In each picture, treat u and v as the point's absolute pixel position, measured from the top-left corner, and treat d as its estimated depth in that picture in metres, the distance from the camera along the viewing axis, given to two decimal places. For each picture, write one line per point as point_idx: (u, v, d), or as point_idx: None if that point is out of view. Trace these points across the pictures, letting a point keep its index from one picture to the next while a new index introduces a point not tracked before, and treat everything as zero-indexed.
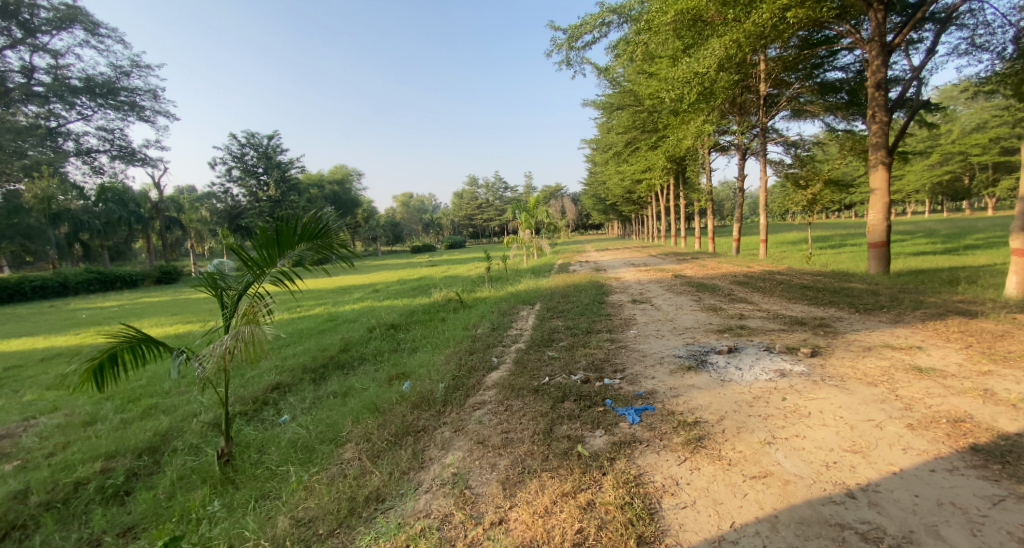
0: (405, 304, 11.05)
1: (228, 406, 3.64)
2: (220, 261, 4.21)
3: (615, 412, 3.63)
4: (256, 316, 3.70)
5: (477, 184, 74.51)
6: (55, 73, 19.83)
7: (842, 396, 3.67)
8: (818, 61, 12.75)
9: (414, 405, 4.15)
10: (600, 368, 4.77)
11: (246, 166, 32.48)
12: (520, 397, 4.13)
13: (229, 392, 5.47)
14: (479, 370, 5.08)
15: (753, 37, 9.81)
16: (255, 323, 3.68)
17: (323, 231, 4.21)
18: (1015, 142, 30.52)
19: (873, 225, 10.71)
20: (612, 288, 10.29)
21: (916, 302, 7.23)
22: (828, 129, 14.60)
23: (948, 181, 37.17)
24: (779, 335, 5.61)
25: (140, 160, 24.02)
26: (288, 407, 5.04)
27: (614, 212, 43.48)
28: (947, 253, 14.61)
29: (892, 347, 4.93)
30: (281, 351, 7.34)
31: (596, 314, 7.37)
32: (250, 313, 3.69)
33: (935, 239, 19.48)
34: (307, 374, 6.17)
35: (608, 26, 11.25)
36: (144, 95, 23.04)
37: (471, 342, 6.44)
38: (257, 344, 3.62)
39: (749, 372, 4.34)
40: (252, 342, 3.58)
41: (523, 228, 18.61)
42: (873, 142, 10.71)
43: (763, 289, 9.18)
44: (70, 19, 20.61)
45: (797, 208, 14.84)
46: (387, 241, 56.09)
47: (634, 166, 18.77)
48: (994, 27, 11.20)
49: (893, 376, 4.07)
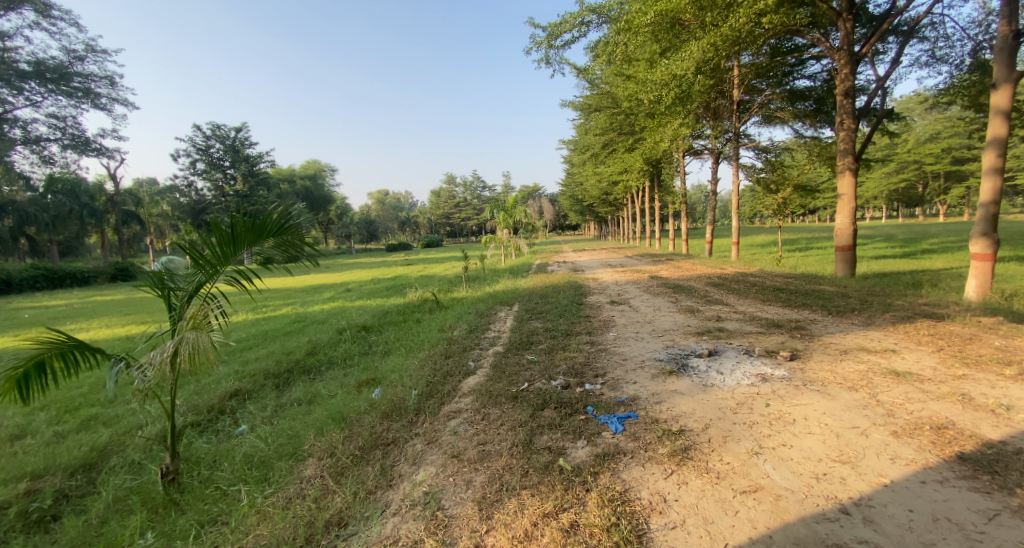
0: (378, 304, 10.70)
1: (174, 419, 3.32)
2: (170, 258, 3.87)
3: (597, 420, 3.47)
4: (204, 321, 3.37)
5: (454, 183, 73.97)
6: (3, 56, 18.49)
7: (825, 402, 3.60)
8: (788, 68, 12.98)
9: (384, 414, 3.89)
10: (580, 372, 4.61)
11: (211, 159, 31.17)
12: (498, 405, 3.91)
13: (181, 399, 5.09)
14: (455, 375, 4.85)
15: (730, 41, 9.82)
16: (202, 329, 3.33)
17: (286, 227, 3.85)
18: (965, 153, 32.17)
19: (840, 228, 10.96)
20: (590, 289, 10.21)
21: (885, 305, 7.36)
22: (797, 135, 14.93)
23: (904, 188, 38.93)
24: (757, 338, 5.58)
25: (95, 149, 22.70)
26: (247, 416, 4.71)
27: (590, 213, 43.70)
28: (907, 257, 15.15)
29: (868, 351, 4.94)
30: (243, 355, 6.93)
31: (575, 316, 7.23)
32: (197, 318, 3.33)
33: (894, 244, 20.23)
34: (271, 380, 5.81)
35: (587, 25, 11.15)
36: (101, 82, 21.72)
37: (446, 345, 6.19)
38: (206, 352, 3.28)
39: (730, 376, 4.25)
40: (200, 350, 3.24)
41: (500, 228, 18.46)
42: (841, 148, 10.94)
43: (738, 290, 9.23)
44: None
45: (768, 212, 15.20)
46: (361, 239, 55.08)
47: (611, 168, 18.81)
48: (953, 40, 11.62)
49: (872, 381, 4.03)
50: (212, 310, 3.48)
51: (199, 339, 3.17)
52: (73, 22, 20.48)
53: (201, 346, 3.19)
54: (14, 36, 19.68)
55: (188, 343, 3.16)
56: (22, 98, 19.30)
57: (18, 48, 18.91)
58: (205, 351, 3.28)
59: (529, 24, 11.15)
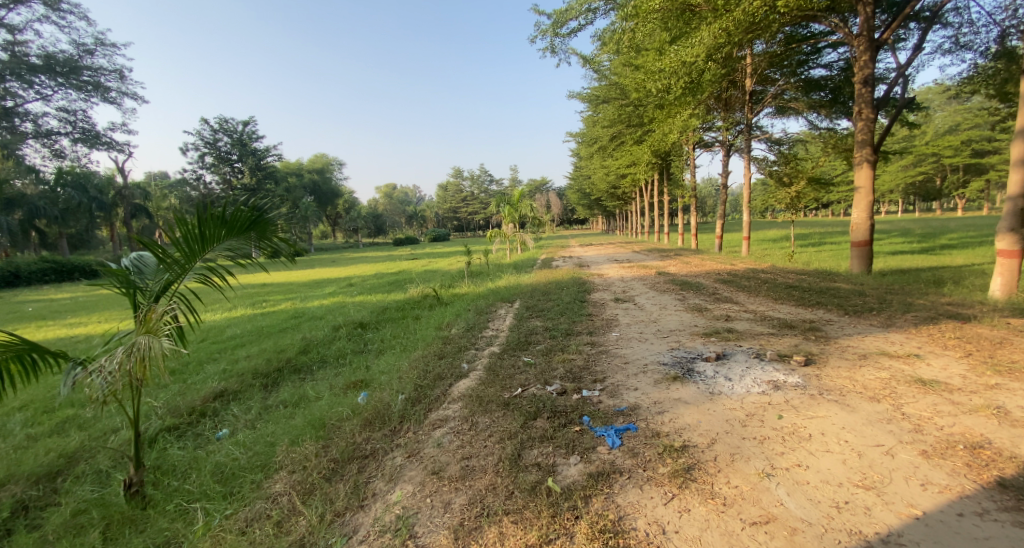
0: (377, 300, 10.46)
1: (137, 428, 3.09)
2: (138, 254, 3.68)
3: (592, 433, 3.19)
4: (160, 326, 3.07)
5: (462, 176, 73.70)
6: (13, 50, 18.43)
7: (845, 416, 3.28)
8: (802, 57, 12.50)
9: (366, 422, 3.64)
10: (577, 377, 4.32)
11: (219, 153, 31.15)
12: (488, 413, 3.64)
13: (163, 400, 4.88)
14: (446, 379, 4.58)
15: (744, 26, 9.35)
16: (159, 333, 3.05)
17: (259, 222, 3.70)
18: (985, 145, 31.14)
19: (856, 223, 10.49)
20: (595, 285, 9.89)
21: (906, 304, 6.95)
22: (811, 127, 14.39)
23: (921, 182, 37.86)
24: (769, 340, 5.24)
25: (104, 143, 22.68)
26: (229, 419, 4.48)
27: (598, 207, 43.16)
28: (925, 253, 14.59)
29: (889, 356, 4.59)
30: (233, 353, 6.72)
31: (577, 314, 6.93)
32: (153, 321, 3.09)
33: (911, 238, 19.61)
34: (259, 380, 5.60)
35: (593, 12, 10.74)
36: (110, 75, 21.62)
37: (442, 344, 5.92)
38: (164, 357, 3.03)
39: (740, 384, 3.93)
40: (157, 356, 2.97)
41: (506, 222, 18.15)
42: (859, 139, 10.44)
43: (749, 288, 8.86)
44: None
45: (780, 206, 14.74)
46: (369, 233, 55.06)
47: (619, 160, 18.38)
48: (978, 26, 11.07)
49: (896, 391, 3.70)
50: (172, 312, 3.20)
51: (154, 344, 2.92)
52: (82, 15, 20.33)
53: (158, 351, 2.94)
54: (24, 30, 19.60)
55: (140, 348, 2.88)
56: (32, 92, 19.28)
57: (27, 41, 18.83)
58: (162, 357, 3.02)
59: (534, 11, 10.77)
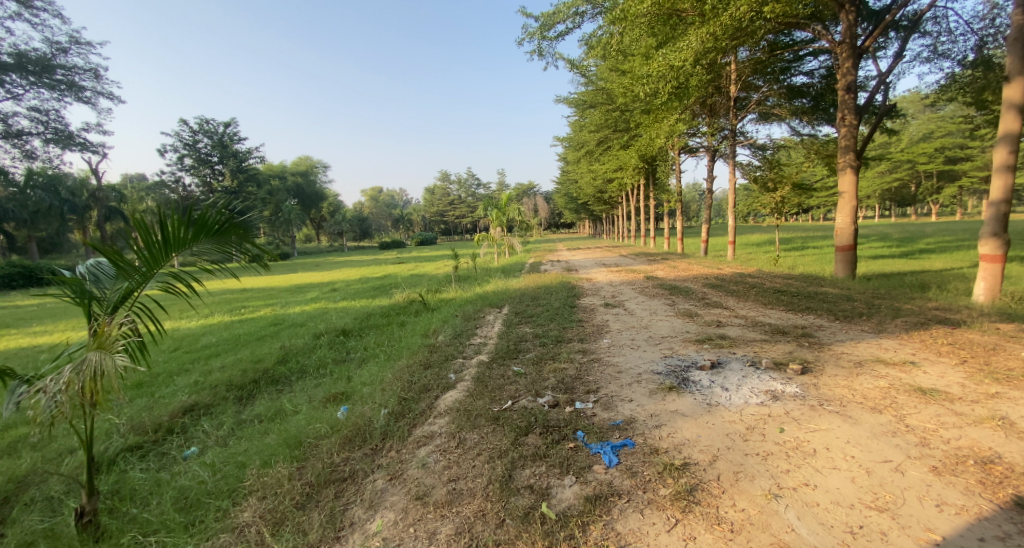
0: (361, 306, 10.14)
1: (91, 451, 2.83)
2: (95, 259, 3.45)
3: (587, 450, 3.00)
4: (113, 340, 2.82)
5: (449, 180, 73.43)
6: None
7: (848, 428, 3.15)
8: (784, 65, 12.59)
9: (346, 440, 3.42)
10: (569, 388, 4.14)
11: (199, 155, 30.41)
12: (476, 428, 3.44)
13: (129, 416, 4.60)
14: (432, 391, 4.35)
15: (731, 31, 9.31)
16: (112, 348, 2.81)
17: (228, 226, 3.50)
18: (957, 153, 32.00)
19: (841, 228, 10.52)
20: (584, 290, 9.74)
21: (894, 309, 6.93)
22: (794, 133, 14.50)
23: (897, 188, 38.76)
24: (763, 347, 5.12)
25: (78, 144, 21.89)
26: (199, 436, 4.24)
27: (585, 210, 43.18)
28: (906, 257, 14.80)
29: (884, 363, 4.50)
30: (207, 364, 6.40)
31: (567, 320, 6.76)
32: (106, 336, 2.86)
33: (890, 243, 19.95)
34: (233, 392, 5.32)
35: (581, 16, 10.65)
36: (84, 75, 20.89)
37: (428, 353, 5.68)
38: (117, 375, 2.78)
39: (737, 394, 3.79)
40: (109, 374, 2.73)
41: (493, 226, 17.96)
42: (843, 145, 10.49)
43: (737, 293, 8.79)
44: None
45: (765, 211, 14.81)
46: (354, 237, 54.41)
47: (606, 165, 18.33)
48: (955, 36, 11.25)
49: (897, 400, 3.58)
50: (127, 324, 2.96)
51: (106, 361, 2.67)
52: (56, 13, 19.61)
53: (111, 369, 2.70)
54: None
55: (91, 366, 2.63)
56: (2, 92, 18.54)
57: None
58: (116, 374, 2.78)
59: (522, 13, 10.65)
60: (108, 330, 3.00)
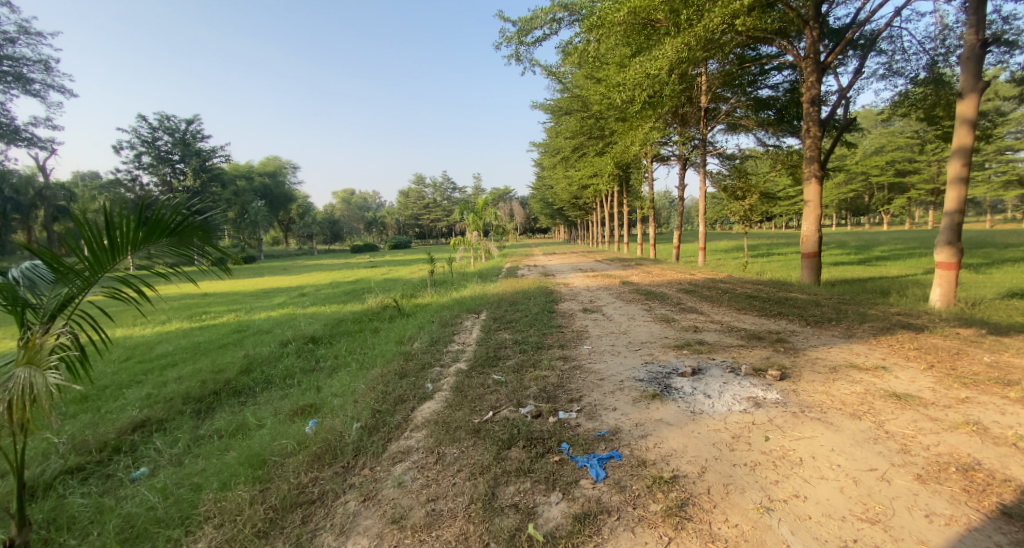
0: (332, 311, 9.79)
1: (22, 477, 2.54)
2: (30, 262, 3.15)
3: (574, 464, 2.90)
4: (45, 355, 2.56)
5: (422, 184, 72.82)
6: None
7: (832, 436, 3.13)
8: (751, 78, 12.95)
9: (314, 457, 3.25)
10: (552, 397, 4.02)
11: (159, 153, 29.07)
12: (456, 442, 3.28)
13: (73, 433, 4.34)
14: (408, 402, 4.16)
15: (704, 42, 9.44)
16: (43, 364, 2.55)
17: (183, 227, 3.24)
18: (906, 166, 33.82)
19: (806, 235, 10.84)
20: (561, 295, 9.69)
21: (861, 315, 7.11)
22: (761, 143, 14.91)
23: (853, 198, 40.64)
24: (741, 352, 5.14)
25: (25, 139, 20.56)
26: (149, 456, 4.04)
27: (559, 216, 43.47)
28: (865, 264, 15.41)
29: (858, 368, 4.57)
30: (163, 375, 6.04)
31: (546, 326, 6.65)
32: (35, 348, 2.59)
33: (848, 250, 20.84)
34: (190, 406, 5.04)
35: (558, 22, 10.66)
36: (33, 67, 19.62)
37: (404, 361, 5.45)
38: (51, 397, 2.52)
39: (720, 401, 3.75)
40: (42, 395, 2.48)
41: (469, 230, 17.79)
42: (807, 155, 10.79)
43: (712, 298, 8.89)
44: None
45: (734, 218, 15.16)
46: (324, 239, 53.15)
47: (581, 171, 18.46)
48: (909, 54, 11.79)
49: (874, 406, 3.61)
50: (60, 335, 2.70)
51: (38, 380, 2.43)
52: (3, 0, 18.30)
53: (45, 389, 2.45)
54: None
55: (20, 383, 2.38)
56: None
57: None
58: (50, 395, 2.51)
59: (499, 18, 10.56)
60: (40, 341, 2.73)
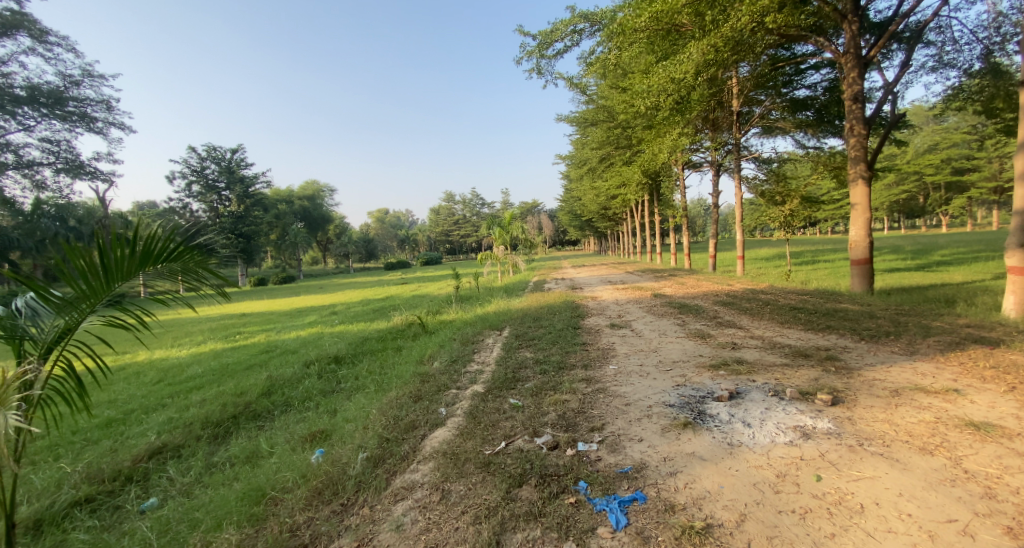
0: (358, 330, 9.74)
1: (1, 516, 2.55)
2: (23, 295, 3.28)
3: (591, 506, 2.61)
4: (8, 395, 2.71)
5: (454, 200, 73.93)
6: None
7: (899, 476, 2.67)
8: (785, 79, 12.32)
9: (314, 492, 3.08)
10: (572, 425, 3.69)
11: (207, 181, 30.60)
12: (463, 477, 3.02)
13: (90, 460, 4.36)
14: (419, 428, 3.92)
15: (732, 43, 8.99)
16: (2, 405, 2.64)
17: (178, 251, 3.36)
18: (964, 163, 31.50)
19: (854, 241, 10.03)
20: (589, 309, 9.30)
21: (923, 328, 6.39)
22: (800, 146, 14.12)
23: (905, 199, 38.26)
24: (784, 373, 4.63)
25: (89, 173, 21.87)
26: (160, 485, 3.98)
27: (589, 228, 42.83)
28: (923, 270, 14.20)
29: (924, 391, 4.00)
30: (187, 398, 6.05)
31: (570, 344, 6.30)
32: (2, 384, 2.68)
33: (903, 256, 19.36)
34: (207, 430, 4.98)
35: (579, 33, 10.45)
36: (97, 106, 20.96)
37: (420, 383, 5.21)
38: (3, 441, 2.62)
39: (761, 432, 3.33)
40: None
41: (497, 244, 17.61)
42: (852, 155, 10.04)
43: (751, 310, 8.29)
44: (14, 25, 15.64)
45: (773, 225, 14.32)
46: (360, 258, 54.45)
47: (609, 182, 18.04)
48: (961, 44, 10.92)
49: (949, 438, 3.10)
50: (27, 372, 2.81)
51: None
52: (69, 48, 19.46)
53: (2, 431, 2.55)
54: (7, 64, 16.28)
55: None
56: (17, 125, 17.03)
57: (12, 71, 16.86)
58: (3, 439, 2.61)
59: (518, 33, 10.45)
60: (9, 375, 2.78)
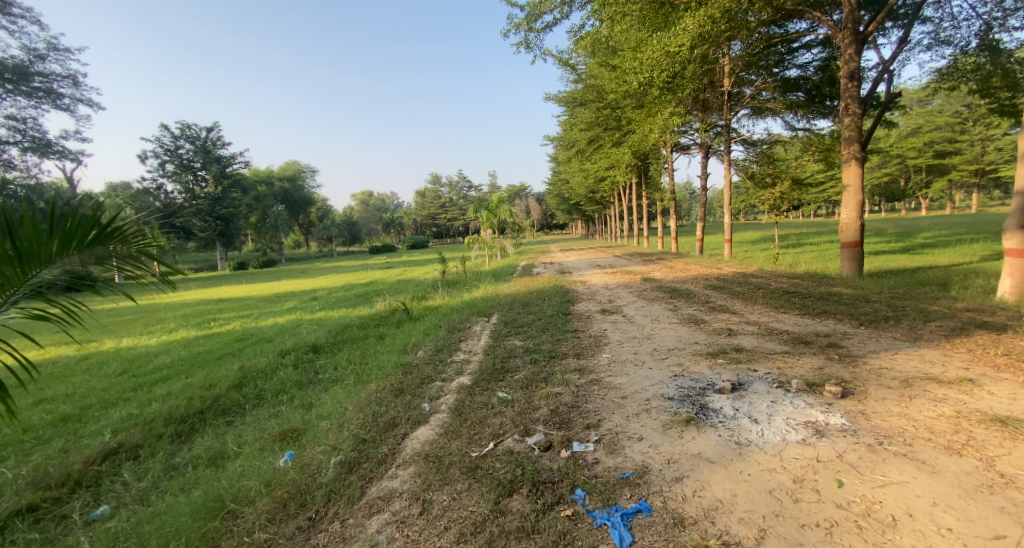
0: (339, 317, 9.33)
1: None
2: None
3: (590, 520, 2.32)
4: None
5: (440, 183, 72.82)
6: None
7: (929, 481, 2.43)
8: (777, 58, 12.00)
9: (278, 504, 2.75)
10: (565, 421, 3.39)
11: (181, 161, 29.47)
12: (448, 485, 2.70)
13: (36, 464, 3.94)
14: (399, 427, 3.59)
15: (730, 13, 8.49)
16: None
17: (111, 232, 2.93)
18: (946, 146, 31.65)
19: (846, 224, 9.81)
20: (578, 294, 8.99)
21: (922, 312, 6.20)
22: (789, 128, 13.81)
23: (887, 183, 38.52)
24: (787, 362, 4.38)
25: (57, 152, 20.60)
26: (113, 491, 3.59)
27: (577, 211, 42.53)
28: (909, 253, 14.19)
29: (937, 381, 3.78)
30: (151, 392, 5.62)
31: (561, 331, 6.00)
32: None
33: (889, 238, 19.35)
34: (170, 428, 4.59)
35: (569, 5, 9.92)
36: (63, 82, 19.75)
37: (402, 375, 4.86)
38: None
39: (770, 429, 3.06)
40: None
41: (484, 228, 17.20)
42: (847, 135, 9.75)
43: (744, 295, 8.05)
44: None
45: (762, 208, 14.04)
46: (344, 242, 53.44)
47: (598, 164, 17.62)
48: (957, 21, 10.67)
49: (975, 436, 2.86)
50: None
51: None
52: (34, 20, 18.24)
53: None
54: None
55: None
56: None
57: None
58: None
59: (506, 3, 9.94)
60: None
